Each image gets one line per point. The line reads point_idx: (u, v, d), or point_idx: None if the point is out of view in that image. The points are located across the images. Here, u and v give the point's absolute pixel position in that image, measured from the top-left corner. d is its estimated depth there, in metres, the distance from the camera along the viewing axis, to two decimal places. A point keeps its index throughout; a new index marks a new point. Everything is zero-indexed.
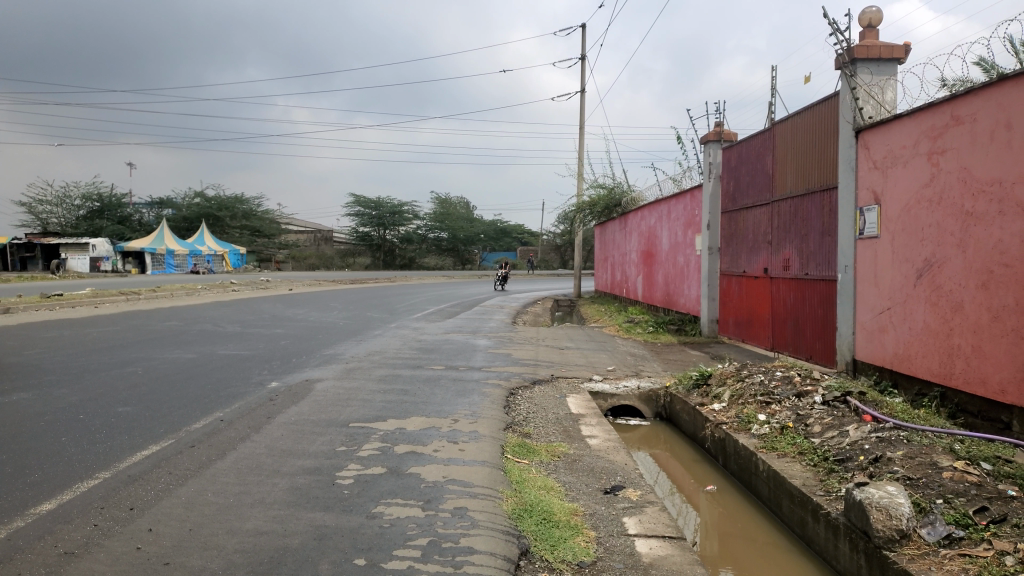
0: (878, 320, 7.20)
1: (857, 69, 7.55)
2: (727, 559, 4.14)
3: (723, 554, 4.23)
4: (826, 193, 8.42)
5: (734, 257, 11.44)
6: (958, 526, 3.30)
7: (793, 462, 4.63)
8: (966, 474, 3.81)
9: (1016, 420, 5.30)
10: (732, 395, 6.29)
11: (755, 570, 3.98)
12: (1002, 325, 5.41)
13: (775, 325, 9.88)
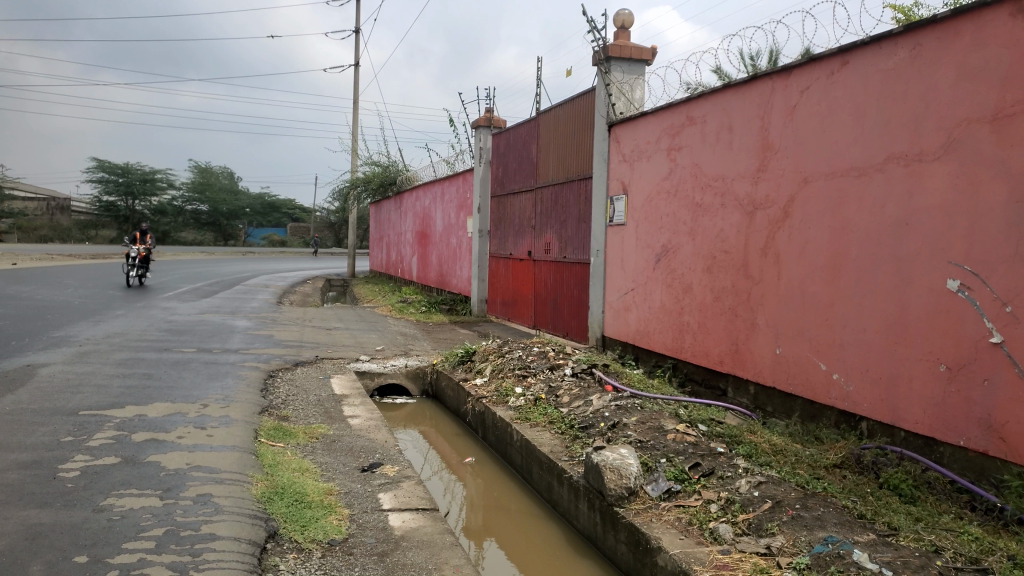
0: (623, 299, 7.88)
1: (610, 67, 8.12)
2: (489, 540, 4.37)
3: (487, 533, 4.46)
4: (582, 181, 9.01)
5: (501, 239, 11.90)
6: (676, 481, 3.73)
7: (543, 431, 4.94)
8: (685, 435, 4.32)
9: (731, 387, 6.09)
10: (493, 370, 6.56)
11: (515, 547, 4.25)
12: (721, 304, 6.16)
13: (536, 304, 10.44)
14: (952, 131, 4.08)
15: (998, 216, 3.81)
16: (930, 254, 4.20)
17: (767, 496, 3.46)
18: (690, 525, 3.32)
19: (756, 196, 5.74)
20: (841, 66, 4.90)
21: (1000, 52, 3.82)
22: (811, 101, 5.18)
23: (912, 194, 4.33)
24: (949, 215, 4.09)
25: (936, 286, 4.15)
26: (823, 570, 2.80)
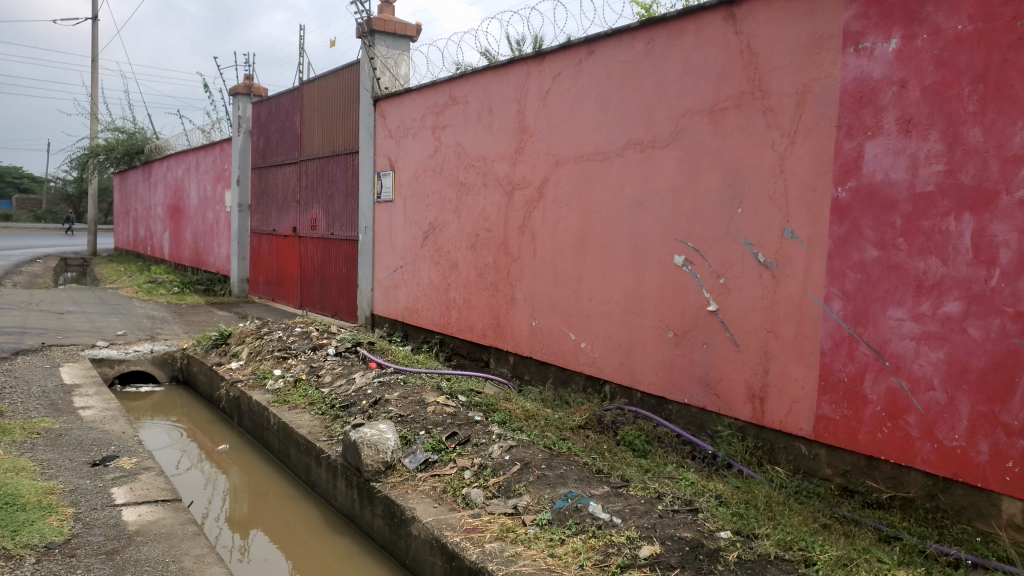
0: (391, 277, 7.87)
1: (374, 41, 8.01)
2: (250, 527, 4.22)
3: (247, 521, 4.29)
4: (348, 156, 8.82)
5: (264, 215, 11.34)
6: (433, 452, 3.82)
7: (303, 412, 4.81)
8: (445, 407, 4.44)
9: (493, 358, 6.33)
10: (251, 352, 6.26)
11: (276, 533, 4.14)
12: (484, 280, 6.37)
13: (303, 283, 10.10)
14: (679, 121, 4.54)
15: (714, 198, 4.31)
16: (661, 232, 4.65)
17: (517, 459, 3.66)
18: (444, 493, 3.43)
19: (514, 176, 5.99)
20: (588, 56, 5.23)
21: (716, 52, 4.30)
22: (561, 87, 5.48)
23: (647, 177, 4.75)
24: (676, 197, 4.55)
25: (666, 261, 4.61)
26: (563, 524, 3.04)
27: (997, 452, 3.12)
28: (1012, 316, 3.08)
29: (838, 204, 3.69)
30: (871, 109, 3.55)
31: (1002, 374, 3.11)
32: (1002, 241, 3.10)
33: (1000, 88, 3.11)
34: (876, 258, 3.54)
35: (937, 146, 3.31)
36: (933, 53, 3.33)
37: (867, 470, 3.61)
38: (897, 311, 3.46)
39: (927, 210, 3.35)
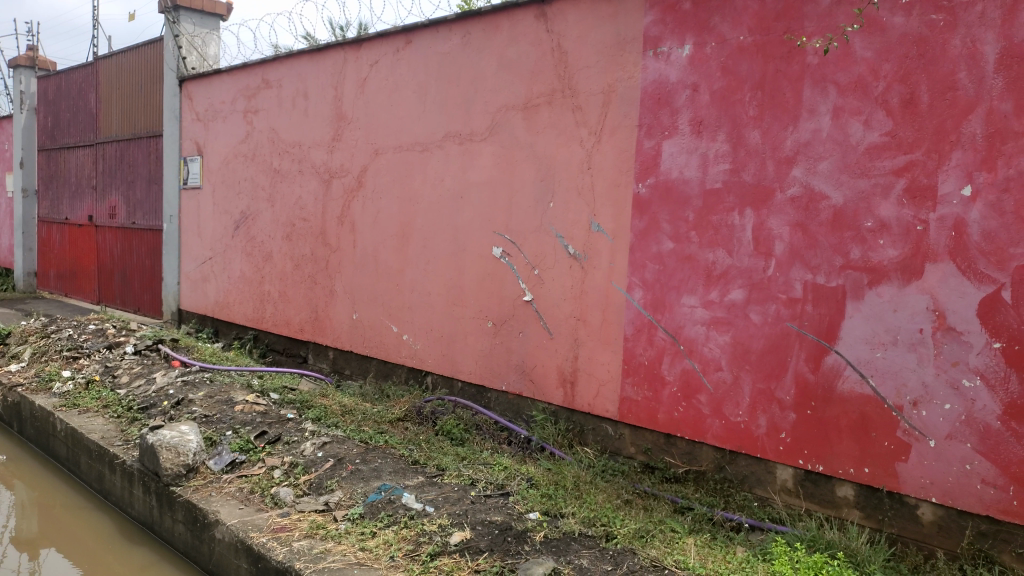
0: (200, 270, 7.41)
1: (179, 17, 7.49)
2: (37, 545, 3.84)
3: (33, 539, 3.89)
4: (151, 140, 8.19)
5: (54, 202, 10.28)
6: (241, 452, 3.65)
7: (95, 416, 4.42)
8: (255, 405, 4.27)
9: (311, 353, 6.14)
10: (34, 353, 5.66)
11: (68, 549, 3.79)
12: (301, 272, 6.16)
13: (101, 277, 9.28)
14: (494, 114, 4.62)
15: (528, 191, 4.44)
16: (479, 224, 4.72)
17: (330, 455, 3.59)
18: (251, 494, 3.29)
19: (332, 164, 5.83)
20: (405, 46, 5.19)
21: (528, 49, 4.42)
22: (379, 75, 5.40)
23: (465, 170, 4.80)
24: (492, 189, 4.64)
25: (483, 252, 4.69)
26: (374, 517, 3.01)
27: (773, 425, 3.45)
28: (785, 302, 3.42)
29: (639, 199, 3.92)
30: (668, 110, 3.80)
31: (777, 353, 3.45)
32: (777, 234, 3.44)
33: (775, 96, 3.44)
34: (672, 250, 3.79)
35: (724, 146, 3.61)
36: (720, 60, 3.61)
37: (665, 447, 3.87)
38: (690, 299, 3.74)
39: (715, 205, 3.64)
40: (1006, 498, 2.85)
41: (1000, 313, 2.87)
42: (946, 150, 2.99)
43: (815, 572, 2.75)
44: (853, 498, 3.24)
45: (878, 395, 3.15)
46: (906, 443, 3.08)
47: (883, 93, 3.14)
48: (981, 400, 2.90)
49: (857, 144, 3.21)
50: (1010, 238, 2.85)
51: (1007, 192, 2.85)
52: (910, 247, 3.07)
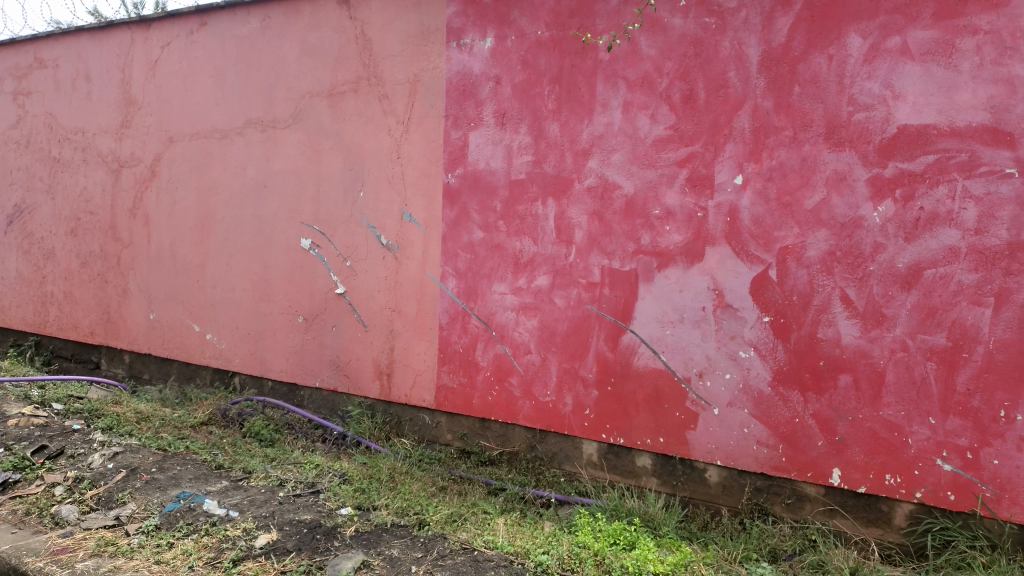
0: None
1: None
2: None
3: None
4: None
5: None
6: (15, 471, 3.30)
7: None
8: (33, 418, 3.87)
9: (105, 358, 5.66)
10: None
11: None
12: (89, 270, 5.64)
13: None
14: (298, 101, 4.47)
15: (337, 182, 4.34)
16: (286, 215, 4.55)
17: (122, 466, 3.35)
18: (26, 515, 2.98)
19: (121, 153, 5.38)
20: (199, 27, 4.89)
21: (332, 35, 4.32)
22: (171, 58, 5.05)
23: (269, 159, 4.61)
24: (299, 178, 4.49)
25: (292, 244, 4.53)
26: (172, 527, 2.83)
27: (579, 403, 3.63)
28: (586, 286, 3.59)
29: (448, 189, 3.95)
30: (472, 101, 3.86)
31: (580, 335, 3.62)
32: (577, 222, 3.60)
33: (571, 90, 3.60)
34: (482, 239, 3.87)
35: (526, 138, 3.72)
36: (520, 53, 3.72)
37: (480, 432, 3.94)
38: (500, 286, 3.83)
39: (520, 195, 3.75)
40: (776, 455, 3.17)
41: (768, 290, 3.18)
42: (720, 142, 3.27)
43: (614, 538, 2.92)
44: (651, 466, 3.48)
45: (670, 369, 3.40)
46: (694, 412, 3.35)
47: (666, 90, 3.38)
48: (755, 369, 3.21)
49: (645, 137, 3.43)
50: (775, 222, 3.17)
51: (771, 181, 3.18)
52: (692, 232, 3.33)
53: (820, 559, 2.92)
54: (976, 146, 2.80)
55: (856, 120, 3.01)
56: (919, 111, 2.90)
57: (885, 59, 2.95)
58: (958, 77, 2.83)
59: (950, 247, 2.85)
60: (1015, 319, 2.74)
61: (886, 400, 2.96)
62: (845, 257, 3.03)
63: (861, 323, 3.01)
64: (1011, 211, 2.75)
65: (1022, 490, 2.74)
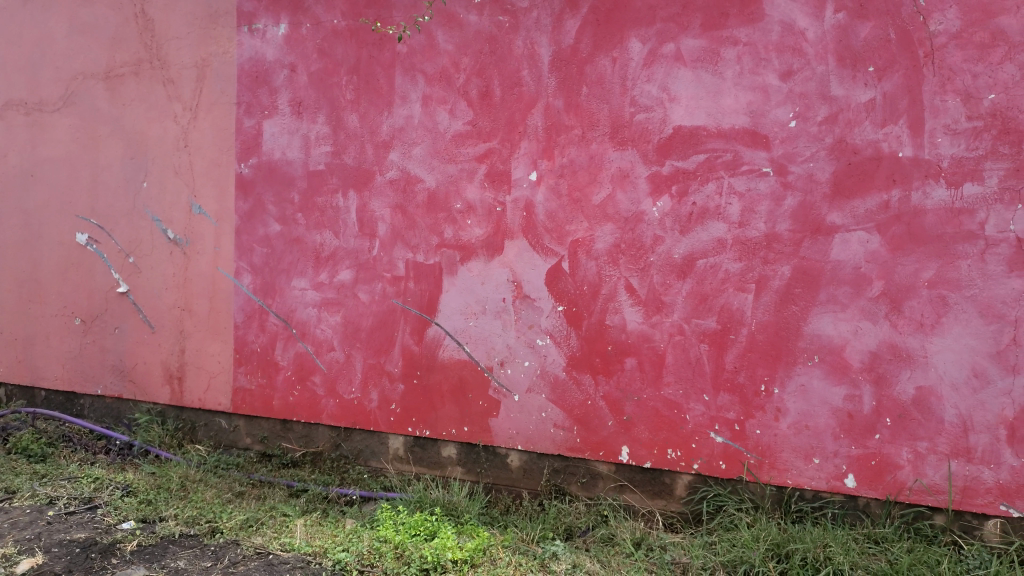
0: None
1: None
2: None
3: None
4: None
5: None
6: None
7: None
8: None
9: None
10: None
11: None
12: None
13: None
14: (68, 83, 4.08)
15: (116, 171, 4.01)
16: (56, 207, 4.14)
17: None
18: None
19: None
20: None
21: (106, 12, 3.97)
22: None
23: (34, 145, 4.17)
24: (71, 167, 4.10)
25: (64, 240, 4.13)
26: None
27: (383, 397, 3.60)
28: (389, 280, 3.57)
29: (243, 180, 3.77)
30: (266, 89, 3.71)
31: (384, 330, 3.59)
32: (379, 215, 3.57)
33: (369, 81, 3.56)
34: (280, 233, 3.73)
35: (324, 129, 3.64)
36: (316, 42, 3.62)
37: (281, 433, 3.80)
38: (300, 282, 3.72)
39: (319, 187, 3.66)
40: (572, 437, 3.33)
41: (562, 281, 3.33)
42: (516, 139, 3.37)
43: (415, 530, 2.99)
44: (456, 456, 3.52)
45: (472, 359, 3.46)
46: (497, 401, 3.43)
47: (464, 85, 3.44)
48: (552, 356, 3.35)
49: (444, 132, 3.47)
50: (567, 216, 3.32)
51: (563, 177, 3.32)
52: (492, 226, 3.41)
53: (609, 533, 3.10)
54: (738, 147, 3.09)
55: (637, 121, 3.22)
56: (691, 114, 3.15)
57: (661, 64, 3.18)
58: (723, 84, 3.11)
59: (718, 239, 3.13)
60: (771, 303, 3.07)
61: (667, 379, 3.20)
62: (630, 249, 3.24)
63: (644, 310, 3.23)
64: (767, 207, 3.06)
65: (779, 455, 3.07)
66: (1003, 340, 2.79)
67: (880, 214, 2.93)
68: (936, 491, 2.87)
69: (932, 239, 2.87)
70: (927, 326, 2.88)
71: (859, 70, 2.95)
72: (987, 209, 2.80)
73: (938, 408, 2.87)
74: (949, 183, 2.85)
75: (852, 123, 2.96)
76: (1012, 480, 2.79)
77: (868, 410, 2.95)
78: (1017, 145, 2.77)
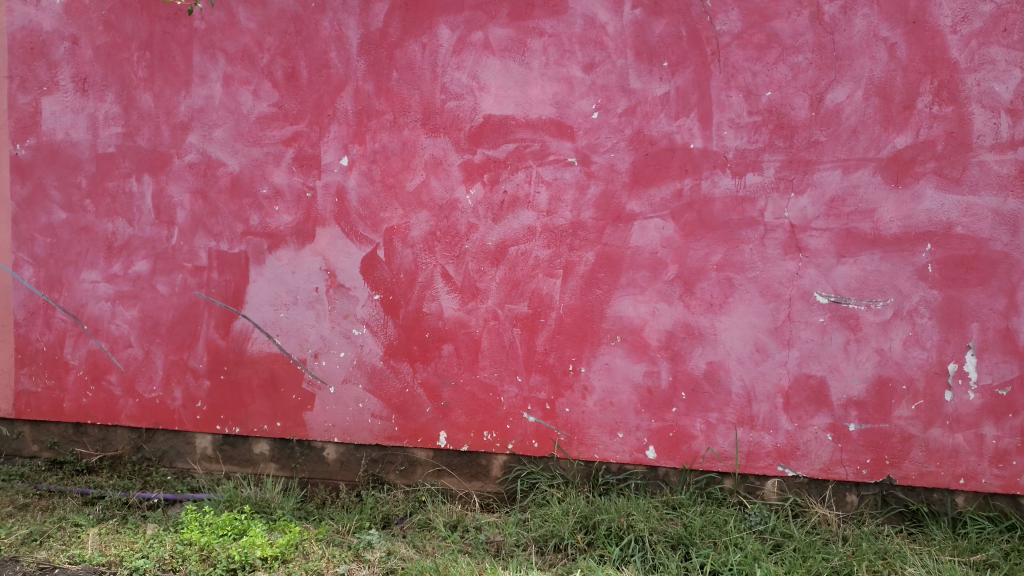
0: None
1: None
2: None
3: None
4: None
5: None
6: None
7: None
8: None
9: None
10: None
11: None
12: None
13: None
14: None
15: None
16: None
17: None
18: None
19: None
20: None
21: None
22: None
23: None
24: None
25: None
26: None
27: (189, 395, 3.41)
28: (191, 270, 3.38)
29: (19, 163, 3.43)
30: (45, 63, 3.38)
31: (187, 324, 3.40)
32: (178, 201, 3.37)
33: (163, 58, 3.34)
34: (65, 221, 3.43)
35: (113, 108, 3.37)
36: (101, 13, 3.34)
37: (74, 438, 3.51)
38: (90, 274, 3.43)
39: (109, 171, 3.39)
40: (389, 426, 3.31)
41: (376, 269, 3.29)
42: (325, 123, 3.28)
43: (222, 530, 2.88)
44: (270, 452, 3.41)
45: (285, 352, 3.35)
46: (311, 393, 3.35)
47: (268, 66, 3.30)
48: (367, 345, 3.31)
49: (248, 114, 3.32)
50: (379, 203, 3.27)
51: (374, 163, 3.27)
52: (301, 213, 3.31)
53: (426, 518, 3.13)
54: (545, 137, 3.18)
55: (448, 108, 3.22)
56: (500, 102, 3.19)
57: (470, 51, 3.20)
58: (529, 74, 3.18)
59: (528, 227, 3.21)
60: (579, 287, 3.19)
61: (482, 363, 3.26)
62: (444, 237, 3.25)
63: (459, 296, 3.26)
64: (573, 195, 3.18)
65: (587, 431, 3.21)
66: (779, 317, 3.06)
67: (674, 202, 3.11)
68: (724, 456, 3.12)
69: (719, 225, 3.08)
70: (716, 306, 3.10)
71: (655, 64, 3.10)
72: (765, 197, 3.05)
73: (725, 381, 3.11)
74: (734, 173, 3.07)
75: (649, 115, 3.11)
76: (788, 442, 3.08)
77: (666, 385, 3.15)
78: (790, 139, 3.03)
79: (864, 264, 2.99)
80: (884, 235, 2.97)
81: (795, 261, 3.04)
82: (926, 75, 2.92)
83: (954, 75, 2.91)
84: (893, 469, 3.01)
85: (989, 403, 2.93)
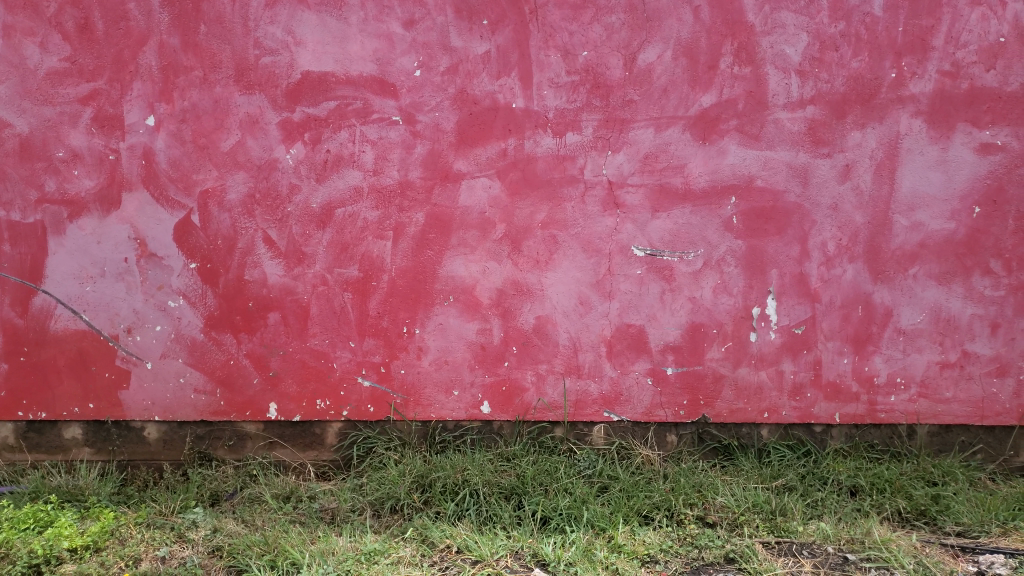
0: None
1: None
2: None
3: None
4: None
5: None
6: None
7: None
8: None
9: None
10: None
11: None
12: None
13: None
14: None
15: None
16: None
17: None
18: None
19: None
20: None
21: None
22: None
23: None
24: None
25: None
26: None
27: None
28: None
29: None
30: None
31: None
32: None
33: None
34: None
35: None
36: None
37: None
38: None
39: None
40: (215, 400, 3.17)
41: (192, 236, 3.11)
42: (125, 79, 3.04)
43: (23, 524, 2.66)
44: (81, 436, 3.18)
45: (93, 329, 3.12)
46: (126, 370, 3.14)
47: (56, 16, 3.01)
48: (186, 317, 3.14)
49: (35, 68, 3.02)
50: (192, 165, 3.09)
51: (184, 123, 3.07)
52: (104, 177, 3.07)
53: (256, 492, 3.05)
54: (367, 95, 3.10)
55: (263, 64, 3.07)
56: (319, 59, 3.08)
57: (283, 5, 3.05)
58: (348, 29, 3.07)
59: (354, 187, 3.14)
60: (409, 248, 3.16)
61: (312, 330, 3.18)
62: (264, 200, 3.12)
63: (284, 262, 3.14)
64: (399, 154, 3.13)
65: (422, 392, 3.22)
66: (601, 271, 3.18)
67: (499, 162, 3.14)
68: (555, 407, 3.23)
69: (542, 183, 3.15)
70: (542, 262, 3.18)
71: (474, 23, 3.09)
72: (584, 155, 3.14)
73: (553, 334, 3.21)
74: (555, 132, 3.13)
75: (471, 74, 3.11)
76: (612, 389, 3.23)
77: (497, 341, 3.21)
78: (606, 98, 3.12)
79: (676, 217, 3.16)
80: (694, 189, 3.15)
81: (614, 216, 3.16)
82: (726, 37, 3.10)
83: (751, 38, 3.10)
84: (706, 408, 3.23)
85: (788, 341, 3.20)
